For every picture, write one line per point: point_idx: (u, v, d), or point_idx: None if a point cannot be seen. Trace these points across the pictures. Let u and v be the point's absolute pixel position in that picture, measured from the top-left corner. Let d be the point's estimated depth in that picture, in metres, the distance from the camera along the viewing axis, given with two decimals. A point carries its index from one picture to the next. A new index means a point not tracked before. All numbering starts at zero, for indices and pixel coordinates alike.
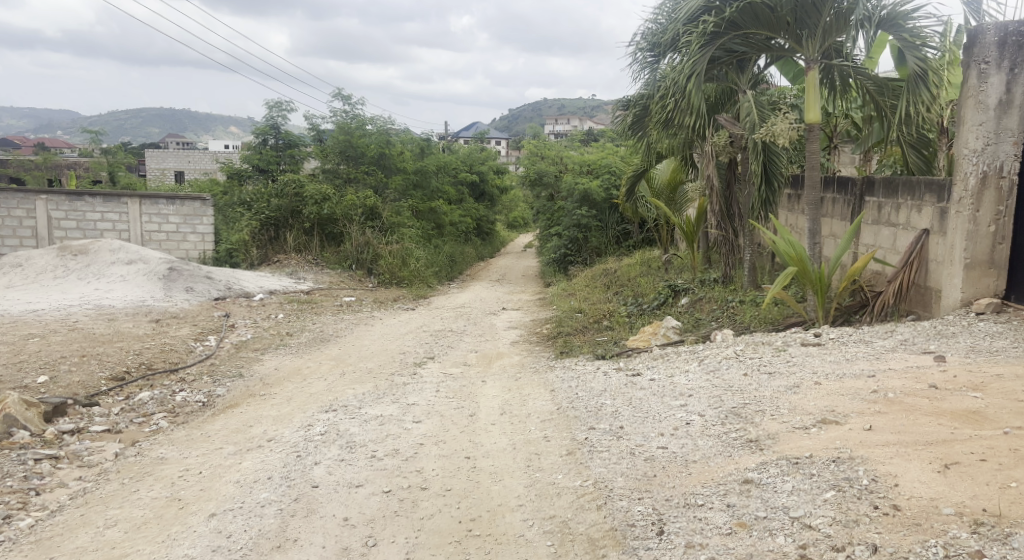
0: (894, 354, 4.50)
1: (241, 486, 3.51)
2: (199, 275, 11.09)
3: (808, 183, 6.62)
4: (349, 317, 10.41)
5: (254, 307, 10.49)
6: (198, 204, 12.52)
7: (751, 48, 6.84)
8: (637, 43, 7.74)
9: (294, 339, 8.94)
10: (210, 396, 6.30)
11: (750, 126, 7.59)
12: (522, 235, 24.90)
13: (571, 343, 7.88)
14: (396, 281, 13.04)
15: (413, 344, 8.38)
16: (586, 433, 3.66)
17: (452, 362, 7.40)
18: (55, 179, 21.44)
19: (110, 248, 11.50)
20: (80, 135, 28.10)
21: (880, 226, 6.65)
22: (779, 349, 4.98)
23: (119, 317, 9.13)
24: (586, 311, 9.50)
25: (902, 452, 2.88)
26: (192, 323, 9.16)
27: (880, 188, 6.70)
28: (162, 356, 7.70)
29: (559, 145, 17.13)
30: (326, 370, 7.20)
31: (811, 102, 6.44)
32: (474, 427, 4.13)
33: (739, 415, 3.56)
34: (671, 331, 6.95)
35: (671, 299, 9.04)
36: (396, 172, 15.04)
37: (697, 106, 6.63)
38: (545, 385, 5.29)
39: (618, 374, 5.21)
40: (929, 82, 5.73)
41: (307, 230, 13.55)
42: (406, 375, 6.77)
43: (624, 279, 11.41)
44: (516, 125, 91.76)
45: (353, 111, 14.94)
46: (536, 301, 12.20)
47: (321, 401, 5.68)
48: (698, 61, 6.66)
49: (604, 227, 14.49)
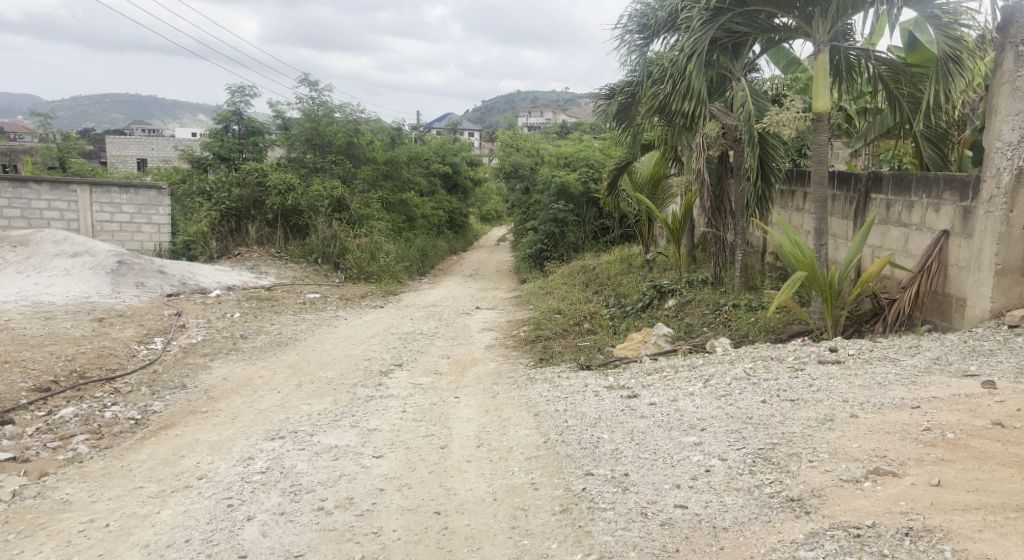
0: (932, 377, 3.87)
1: (151, 556, 2.84)
2: (152, 269, 10.22)
3: (814, 177, 6.04)
4: (311, 317, 9.65)
5: (208, 305, 9.67)
6: (153, 193, 11.67)
7: (753, 27, 6.30)
8: (624, 24, 7.16)
9: (249, 342, 8.17)
10: (145, 412, 5.54)
11: (747, 116, 7.03)
12: (495, 229, 24.27)
13: (553, 349, 7.23)
14: (364, 276, 12.27)
15: (380, 349, 7.68)
16: (583, 481, 3.00)
17: (421, 372, 6.73)
18: (6, 163, 20.19)
19: (53, 240, 10.61)
20: (31, 119, 26.44)
21: (890, 226, 6.12)
22: (795, 369, 4.36)
23: (57, 315, 8.28)
24: (566, 313, 8.87)
25: (993, 523, 2.27)
26: (138, 324, 8.35)
27: (889, 185, 6.18)
28: (99, 362, 6.91)
29: (535, 136, 16.43)
30: (281, 381, 6.48)
31: (821, 88, 5.86)
32: (445, 467, 3.47)
33: (769, 460, 2.92)
34: (663, 339, 6.48)
35: (658, 301, 8.47)
36: (365, 163, 14.28)
37: (699, 90, 6.04)
38: (527, 406, 4.62)
39: (609, 394, 4.56)
40: (961, 67, 5.11)
41: (270, 222, 12.74)
42: (370, 388, 6.10)
43: (605, 277, 10.82)
44: (489, 117, 90.95)
45: (320, 97, 14.11)
46: (512, 298, 11.56)
47: (269, 422, 4.96)
48: (699, 40, 6.07)
49: (582, 222, 13.88)
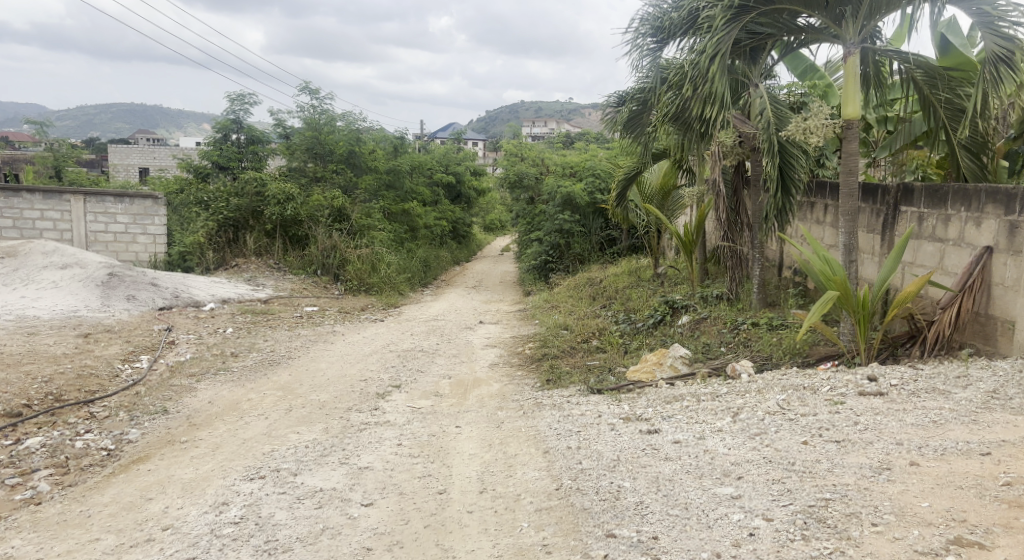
0: (995, 415, 3.42)
1: None
2: (144, 281, 9.82)
3: (843, 190, 5.61)
4: (308, 333, 9.21)
5: (201, 320, 9.25)
6: (148, 203, 11.30)
7: (777, 28, 5.92)
8: (636, 27, 6.79)
9: (240, 360, 7.72)
10: (120, 441, 5.11)
11: (767, 124, 6.62)
12: (500, 239, 23.84)
13: (561, 370, 6.81)
14: (365, 288, 11.85)
15: (378, 369, 7.25)
16: (604, 546, 2.67)
17: (421, 394, 6.28)
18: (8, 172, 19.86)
19: (43, 251, 10.25)
20: (28, 127, 26.02)
21: (922, 241, 5.71)
22: (834, 402, 3.88)
23: (41, 331, 7.87)
24: (573, 329, 8.44)
25: None
26: (125, 341, 7.92)
27: (922, 197, 5.75)
28: (78, 383, 6.47)
29: (540, 145, 16.03)
30: (270, 405, 6.04)
31: (851, 93, 5.43)
32: (444, 521, 3.09)
33: (824, 523, 2.52)
34: (679, 361, 6.06)
35: (670, 317, 8.05)
36: (367, 172, 13.88)
37: (722, 94, 5.62)
38: (535, 441, 4.17)
39: (627, 428, 4.11)
40: (1015, 69, 4.68)
41: (269, 232, 12.33)
42: (366, 414, 5.68)
43: (613, 290, 10.39)
44: (493, 127, 90.78)
45: (321, 105, 13.73)
46: (517, 312, 11.12)
47: (252, 455, 4.53)
48: (722, 40, 5.66)
49: (588, 233, 13.46)
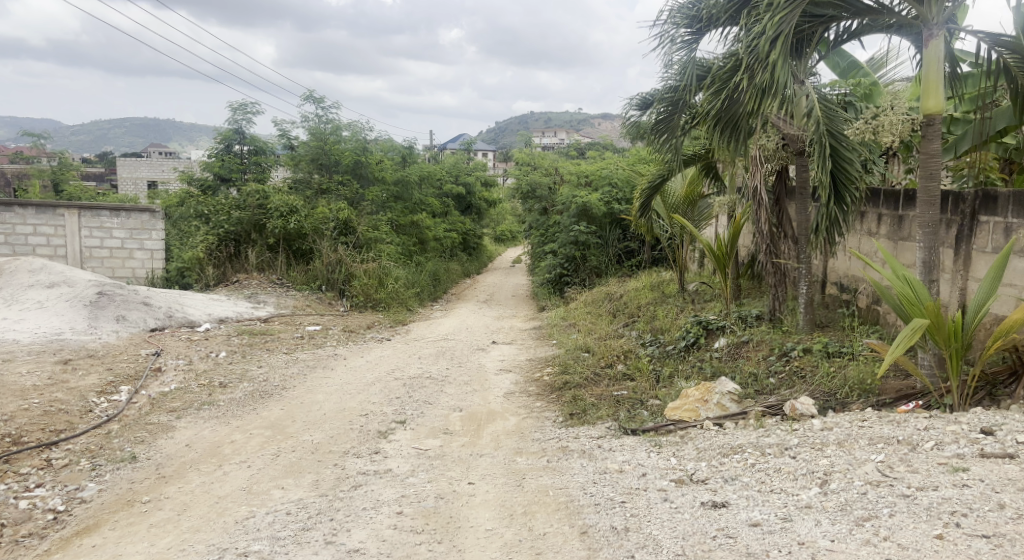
0: None
1: None
2: (136, 300, 9.04)
3: (921, 198, 4.79)
4: (306, 357, 8.39)
5: (194, 343, 8.46)
6: (146, 217, 10.62)
7: (841, 8, 5.17)
8: (671, 16, 6.03)
9: (229, 392, 6.90)
10: (72, 500, 4.30)
11: (818, 123, 5.78)
12: (511, 251, 23.01)
13: (585, 402, 5.96)
14: (372, 303, 11.04)
15: (381, 401, 6.45)
16: None
17: (428, 433, 5.46)
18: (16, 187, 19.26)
19: (30, 268, 9.53)
20: (25, 138, 25.33)
21: (1013, 257, 4.87)
22: (953, 469, 3.14)
23: (17, 357, 7.09)
24: (596, 352, 7.58)
25: None
26: (107, 369, 7.14)
27: (1008, 205, 4.91)
28: (42, 422, 5.67)
29: (553, 155, 15.28)
30: (255, 450, 5.22)
31: (932, 83, 4.66)
32: None
33: None
34: (727, 399, 5.17)
35: (705, 340, 7.13)
36: (374, 183, 13.15)
37: (784, 82, 4.86)
38: (573, 515, 3.43)
39: (687, 500, 3.35)
40: None
41: (271, 246, 11.55)
42: (364, 459, 4.88)
43: (634, 307, 9.50)
44: (504, 139, 90.37)
45: (327, 114, 13.00)
46: (531, 330, 10.27)
47: (224, 523, 3.76)
48: (784, 20, 4.91)
49: (605, 244, 12.59)
